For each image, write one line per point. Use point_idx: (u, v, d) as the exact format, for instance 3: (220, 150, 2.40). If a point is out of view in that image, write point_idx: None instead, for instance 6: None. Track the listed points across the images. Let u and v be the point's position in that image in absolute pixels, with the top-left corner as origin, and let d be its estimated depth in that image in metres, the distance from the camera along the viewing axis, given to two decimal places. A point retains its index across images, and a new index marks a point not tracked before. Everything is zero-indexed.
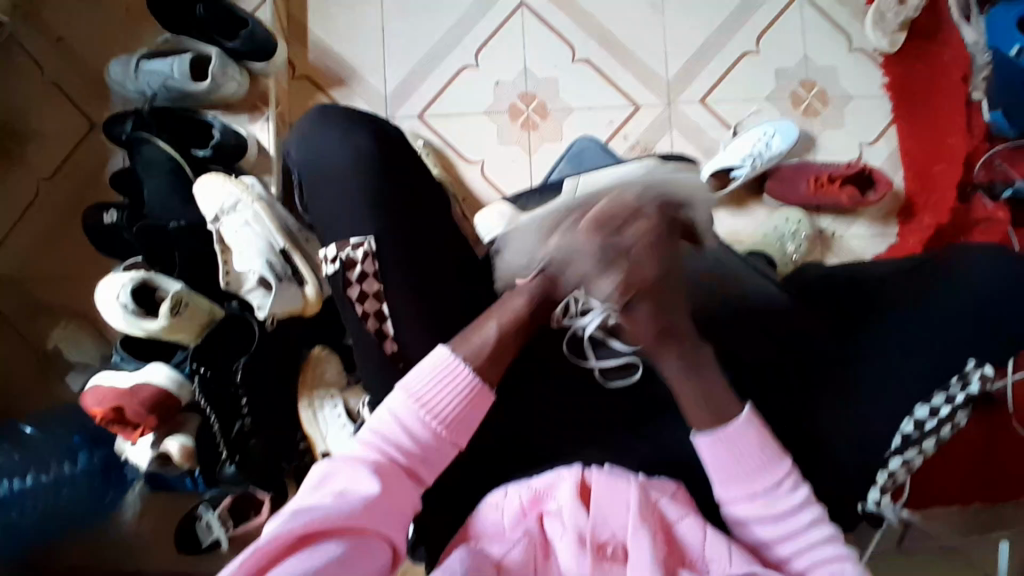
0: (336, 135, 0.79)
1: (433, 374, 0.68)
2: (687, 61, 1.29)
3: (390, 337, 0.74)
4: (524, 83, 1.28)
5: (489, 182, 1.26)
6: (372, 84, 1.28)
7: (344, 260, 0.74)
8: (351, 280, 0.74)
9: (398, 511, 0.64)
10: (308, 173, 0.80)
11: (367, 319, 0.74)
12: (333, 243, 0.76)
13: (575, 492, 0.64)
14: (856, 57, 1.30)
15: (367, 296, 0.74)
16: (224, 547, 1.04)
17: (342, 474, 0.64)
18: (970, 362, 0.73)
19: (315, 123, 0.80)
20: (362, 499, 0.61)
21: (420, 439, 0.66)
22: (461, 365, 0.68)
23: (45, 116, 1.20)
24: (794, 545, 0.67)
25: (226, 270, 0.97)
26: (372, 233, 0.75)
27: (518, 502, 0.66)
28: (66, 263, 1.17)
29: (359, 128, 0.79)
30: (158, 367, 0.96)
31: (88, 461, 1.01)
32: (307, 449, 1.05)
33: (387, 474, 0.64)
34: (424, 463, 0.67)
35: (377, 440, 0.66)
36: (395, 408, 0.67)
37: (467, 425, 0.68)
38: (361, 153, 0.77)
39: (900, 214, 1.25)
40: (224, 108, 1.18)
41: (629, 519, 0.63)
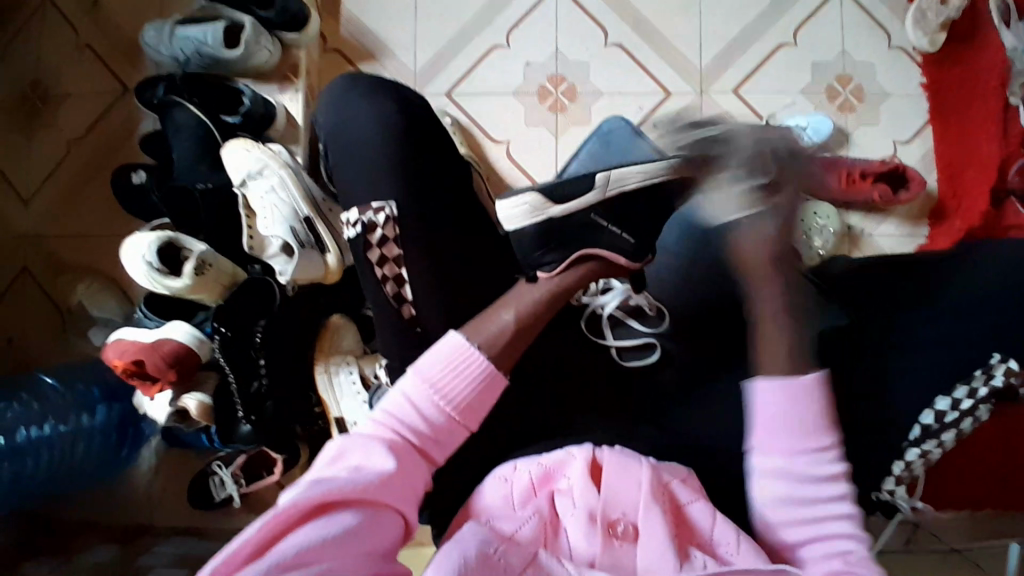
0: (359, 100, 0.79)
1: (449, 357, 0.68)
2: (720, 50, 1.27)
3: (408, 301, 0.76)
4: (554, 65, 1.27)
5: (514, 164, 1.25)
6: (402, 60, 1.28)
7: (366, 222, 0.75)
8: (372, 242, 0.75)
9: (410, 490, 0.63)
10: (337, 135, 0.80)
11: (386, 283, 0.76)
12: (355, 207, 0.77)
13: (586, 470, 0.64)
14: (895, 54, 1.27)
15: (387, 259, 0.76)
16: (236, 502, 1.07)
17: (356, 450, 0.63)
18: (994, 356, 0.73)
19: (347, 87, 0.80)
20: (376, 475, 0.61)
21: (433, 420, 0.66)
22: (475, 354, 0.68)
23: (78, 77, 1.22)
24: (806, 534, 0.65)
25: (251, 234, 0.98)
26: (397, 197, 0.76)
27: (528, 478, 0.65)
28: (94, 222, 1.19)
29: (383, 91, 0.79)
30: (179, 325, 0.97)
31: (105, 415, 1.03)
32: (322, 413, 1.06)
33: (401, 452, 0.64)
34: (437, 444, 0.66)
35: (390, 419, 0.66)
36: (410, 388, 0.66)
37: (479, 409, 0.68)
38: (386, 120, 0.78)
39: (932, 215, 1.22)
40: (254, 76, 1.18)
41: (641, 496, 0.62)
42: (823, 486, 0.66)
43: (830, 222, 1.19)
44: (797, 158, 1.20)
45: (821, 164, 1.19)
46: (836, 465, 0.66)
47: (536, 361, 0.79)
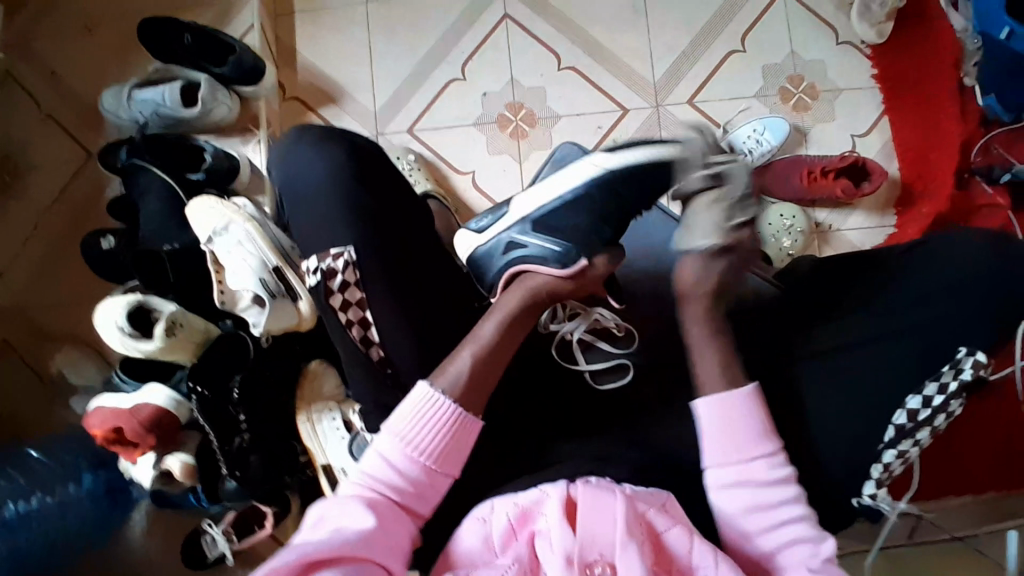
0: (309, 151, 0.81)
1: (415, 410, 0.68)
2: (673, 63, 1.29)
3: (375, 343, 0.75)
4: (510, 93, 1.29)
5: (480, 192, 1.27)
6: (361, 101, 1.30)
7: (325, 269, 0.75)
8: (333, 288, 0.74)
9: (396, 545, 0.63)
10: (288, 189, 0.82)
11: (352, 327, 0.75)
12: (314, 254, 0.77)
13: (562, 509, 0.63)
14: (843, 50, 1.29)
15: (350, 304, 0.75)
16: (229, 562, 1.06)
17: (334, 514, 0.64)
18: (961, 350, 0.73)
19: (291, 143, 0.83)
20: (357, 533, 0.61)
21: (410, 475, 0.67)
22: (441, 401, 0.68)
23: (40, 149, 1.24)
24: (777, 537, 0.67)
25: (221, 288, 0.98)
26: (351, 242, 0.76)
27: (506, 519, 0.64)
28: (67, 289, 1.20)
29: (335, 138, 0.82)
30: (159, 389, 0.96)
31: (92, 482, 1.02)
32: (308, 462, 1.06)
33: (381, 507, 0.64)
34: (419, 497, 0.67)
35: (367, 479, 0.66)
36: (386, 447, 0.67)
37: (454, 455, 0.68)
38: (333, 169, 0.79)
39: (899, 205, 1.23)
40: (216, 132, 1.20)
41: (617, 533, 0.62)
42: (776, 488, 0.68)
43: (797, 221, 1.20)
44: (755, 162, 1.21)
45: (780, 167, 1.22)
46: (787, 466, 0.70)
47: (508, 393, 0.79)
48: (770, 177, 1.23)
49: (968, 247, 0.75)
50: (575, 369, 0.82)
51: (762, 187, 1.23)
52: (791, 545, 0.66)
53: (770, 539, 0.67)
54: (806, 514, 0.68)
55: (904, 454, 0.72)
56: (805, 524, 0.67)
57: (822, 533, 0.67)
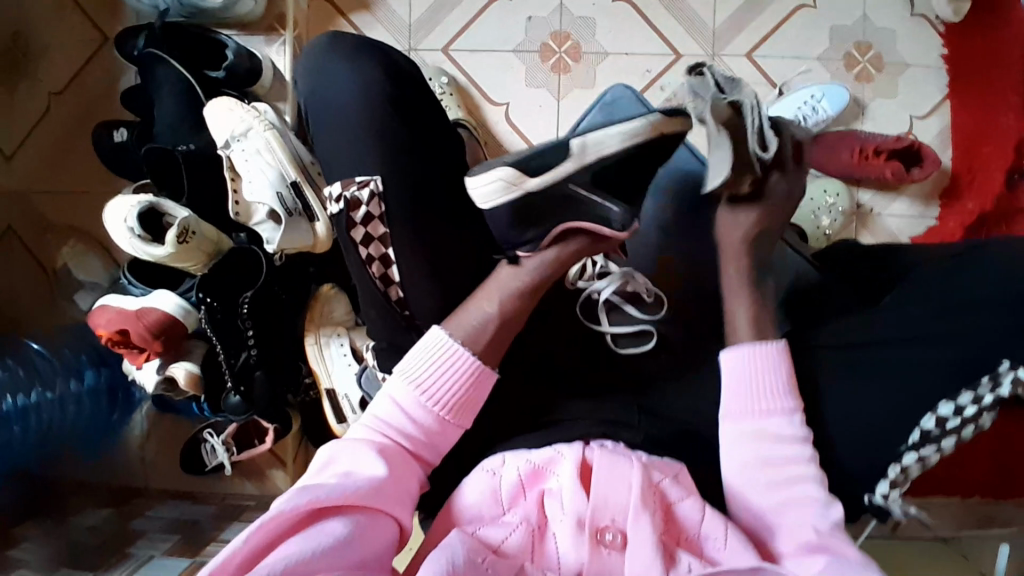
0: (342, 65, 0.74)
1: (432, 357, 0.67)
2: (736, 10, 1.19)
3: (395, 283, 0.72)
4: (557, 22, 1.20)
5: (514, 128, 1.20)
6: (395, 11, 1.20)
7: (348, 199, 0.71)
8: (356, 220, 0.71)
9: (405, 493, 0.63)
10: (316, 103, 0.76)
11: (372, 263, 0.72)
12: (338, 181, 0.73)
13: (576, 471, 0.63)
14: (916, 22, 1.18)
15: (371, 238, 0.72)
16: (229, 471, 1.07)
17: (345, 457, 0.63)
18: (1004, 363, 0.66)
19: (324, 50, 0.76)
20: (369, 478, 0.60)
21: (422, 423, 0.66)
22: (460, 352, 0.67)
23: (48, 21, 1.15)
24: (776, 498, 0.66)
25: (236, 199, 0.94)
26: (378, 172, 0.71)
27: (517, 475, 0.65)
28: (75, 182, 1.15)
29: (367, 53, 0.75)
30: (168, 294, 0.94)
31: (95, 380, 1.00)
32: (312, 384, 1.08)
33: (391, 454, 0.63)
34: (430, 446, 0.66)
35: (379, 424, 0.65)
36: (399, 394, 0.66)
37: (469, 407, 0.67)
38: (369, 88, 0.73)
39: (943, 195, 1.18)
40: (239, 27, 1.12)
41: (631, 500, 0.61)
42: (790, 448, 0.67)
43: (839, 200, 1.15)
44: (810, 129, 1.13)
45: (832, 139, 1.14)
46: (804, 427, 0.68)
47: (526, 349, 0.77)
48: (820, 148, 1.14)
49: None
50: (597, 330, 0.80)
51: (813, 158, 1.15)
52: (790, 506, 0.65)
53: (775, 514, 0.65)
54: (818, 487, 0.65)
55: (925, 458, 0.69)
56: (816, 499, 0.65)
57: (828, 496, 0.65)
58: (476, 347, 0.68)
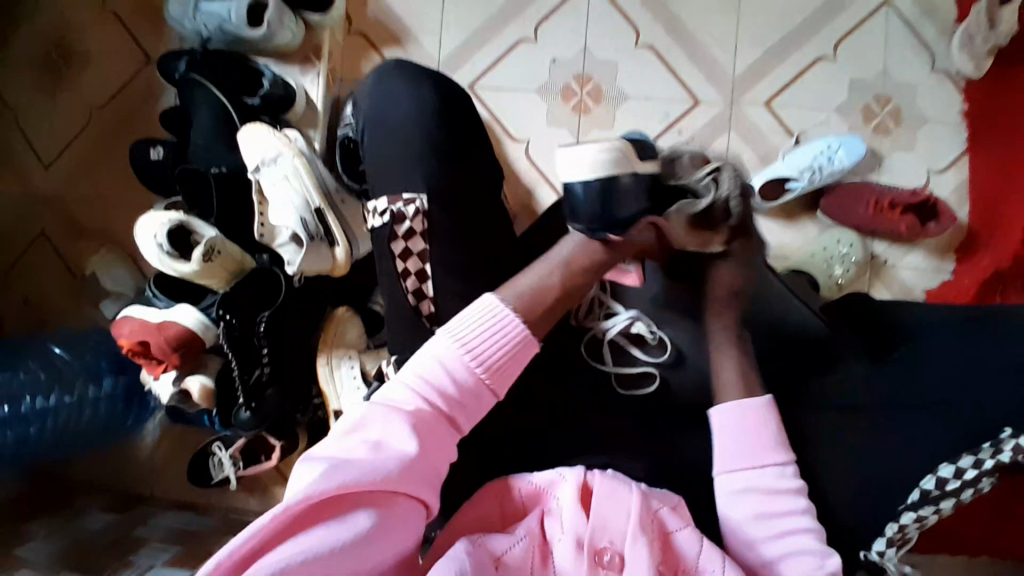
0: (400, 95, 0.79)
1: (482, 320, 0.63)
2: (756, 60, 1.22)
3: (428, 298, 0.74)
4: (580, 64, 1.24)
5: (532, 164, 1.23)
6: (425, 48, 1.25)
7: (395, 213, 0.74)
8: (398, 233, 0.74)
9: (434, 466, 0.59)
10: (369, 125, 0.80)
11: (409, 278, 0.74)
12: (384, 196, 0.76)
13: (576, 493, 0.64)
14: (939, 78, 1.20)
15: (410, 254, 0.74)
16: (233, 485, 1.09)
17: (378, 421, 0.59)
18: (1004, 431, 0.70)
19: (383, 78, 0.81)
20: (398, 460, 0.57)
21: (462, 387, 0.61)
22: (511, 316, 0.63)
23: (99, 41, 1.22)
24: (780, 546, 0.66)
25: (262, 221, 0.98)
26: (425, 190, 0.75)
27: (519, 495, 0.66)
28: (110, 193, 1.20)
29: (426, 82, 0.80)
30: (188, 309, 0.97)
31: (112, 386, 1.03)
32: (320, 403, 1.09)
33: (427, 421, 0.59)
34: (467, 411, 0.62)
35: (416, 385, 0.61)
36: (442, 352, 0.61)
37: (511, 376, 0.63)
38: (416, 117, 0.78)
39: (958, 250, 1.18)
40: (277, 58, 1.17)
41: (629, 525, 0.62)
42: (787, 504, 0.67)
43: (852, 251, 1.16)
44: (824, 180, 1.15)
45: (848, 190, 1.16)
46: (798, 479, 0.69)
47: (532, 384, 0.79)
48: (832, 201, 1.17)
49: None
50: (601, 369, 0.80)
51: (823, 209, 1.17)
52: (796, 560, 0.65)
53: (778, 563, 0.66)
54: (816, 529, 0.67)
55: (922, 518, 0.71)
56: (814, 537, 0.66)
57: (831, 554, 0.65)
58: (523, 311, 0.65)
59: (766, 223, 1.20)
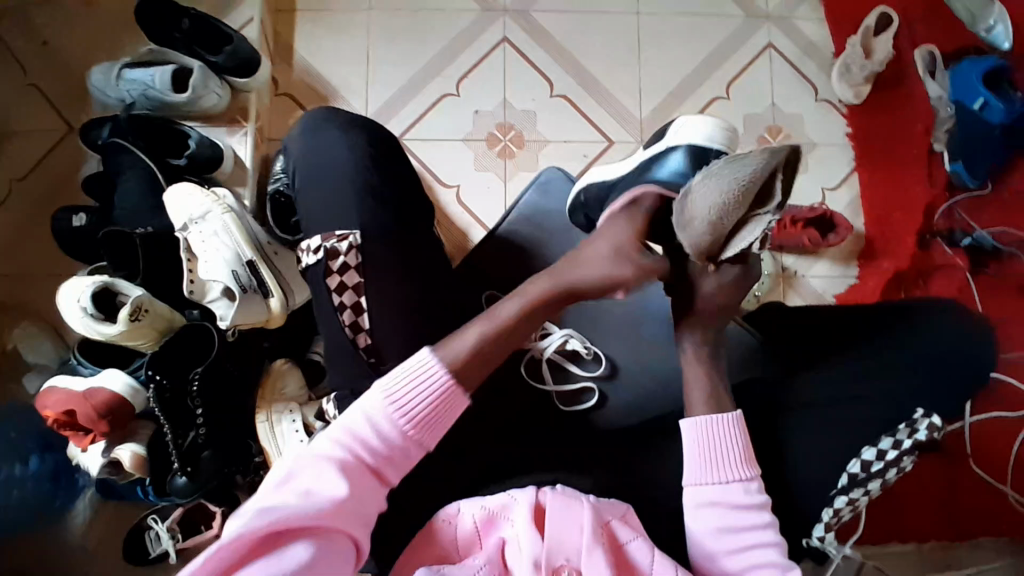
0: (331, 140, 0.84)
1: (409, 371, 0.67)
2: (661, 101, 1.34)
3: (364, 331, 0.76)
4: (502, 113, 1.32)
5: (465, 207, 1.28)
6: (354, 105, 1.31)
7: (327, 249, 0.76)
8: (332, 269, 0.76)
9: (362, 514, 0.63)
10: (303, 170, 0.84)
11: (345, 310, 0.76)
12: (317, 235, 0.78)
13: (531, 516, 0.65)
14: (822, 106, 1.35)
15: (346, 287, 0.76)
16: (172, 559, 1.02)
17: (305, 472, 0.62)
18: (919, 411, 0.77)
19: (315, 125, 0.86)
20: (328, 501, 0.60)
21: (388, 438, 0.65)
22: (438, 369, 0.67)
23: (19, 115, 1.21)
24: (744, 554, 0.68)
25: (192, 278, 0.95)
26: (358, 226, 0.78)
27: (472, 521, 0.66)
28: (31, 265, 1.16)
29: (355, 126, 0.85)
30: (116, 373, 0.94)
31: (38, 466, 1.00)
32: (262, 463, 1.04)
33: (351, 472, 0.63)
34: (391, 464, 0.65)
35: (348, 438, 0.64)
36: (371, 410, 0.65)
37: (437, 427, 0.67)
38: (347, 163, 0.82)
39: (860, 257, 1.29)
40: (203, 120, 1.19)
41: (584, 539, 0.63)
42: (753, 514, 0.70)
43: (765, 264, 1.25)
44: None
45: None
46: (762, 493, 0.72)
47: (478, 409, 0.80)
48: None
49: None
50: (542, 389, 0.85)
51: None
52: (758, 567, 0.68)
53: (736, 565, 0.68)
54: (778, 540, 0.69)
55: (854, 501, 0.77)
56: (776, 550, 0.69)
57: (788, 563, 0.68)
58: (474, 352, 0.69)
59: None
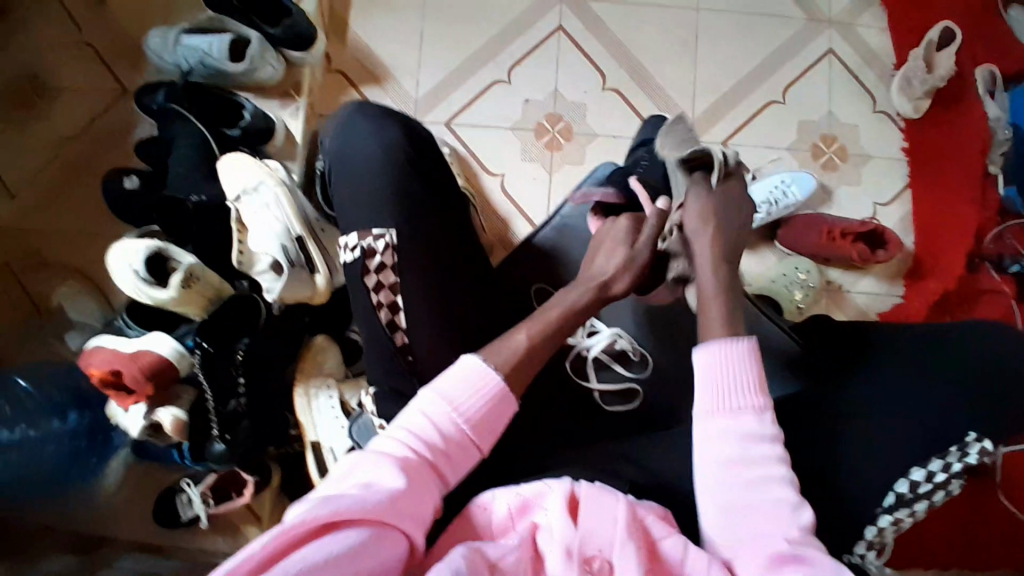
0: (368, 129, 0.82)
1: (462, 373, 0.69)
2: (714, 102, 1.32)
3: (401, 329, 0.75)
4: (552, 104, 1.30)
5: (508, 197, 1.27)
6: (403, 86, 1.30)
7: (364, 248, 0.76)
8: (369, 268, 0.76)
9: (422, 510, 0.62)
10: (344, 158, 0.82)
11: (381, 309, 0.75)
12: (354, 232, 0.78)
13: (565, 504, 0.64)
14: (879, 118, 1.32)
15: (382, 286, 0.76)
16: (202, 523, 1.05)
17: (366, 467, 0.63)
18: (970, 435, 0.73)
19: (358, 113, 0.84)
20: (388, 492, 0.60)
21: (447, 438, 0.66)
22: (488, 372, 0.69)
23: (74, 75, 1.22)
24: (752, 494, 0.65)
25: (241, 249, 0.97)
26: (394, 226, 0.77)
27: (507, 506, 0.66)
28: (80, 225, 1.18)
29: (395, 119, 0.84)
30: (164, 337, 0.95)
31: (77, 422, 1.01)
32: (296, 436, 1.07)
33: (414, 469, 0.63)
34: (450, 463, 0.66)
35: (408, 436, 0.66)
36: (429, 410, 0.67)
37: (492, 427, 0.68)
38: (405, 147, 0.82)
39: (907, 275, 1.26)
40: (256, 91, 1.19)
41: (617, 533, 0.63)
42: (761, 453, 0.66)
43: (810, 276, 1.23)
44: (780, 213, 1.24)
45: (801, 222, 1.25)
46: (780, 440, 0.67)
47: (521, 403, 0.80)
48: (788, 231, 1.25)
49: (989, 340, 0.79)
50: (586, 387, 0.86)
51: (779, 239, 1.25)
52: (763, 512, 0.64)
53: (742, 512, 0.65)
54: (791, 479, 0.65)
55: (898, 521, 0.72)
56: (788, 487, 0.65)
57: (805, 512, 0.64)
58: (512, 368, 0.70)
59: None
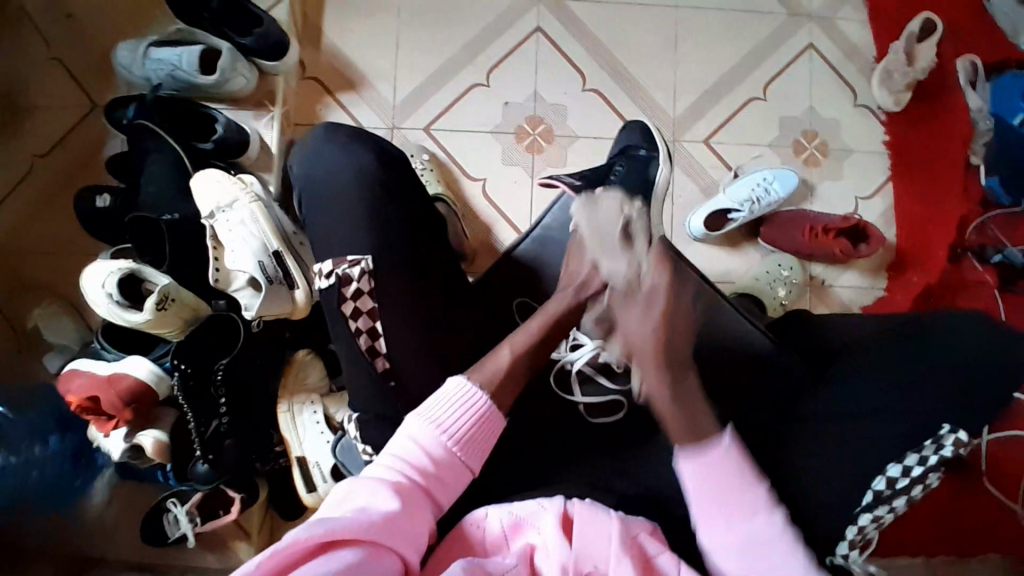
0: (337, 149, 0.81)
1: (451, 395, 0.69)
2: (695, 100, 1.31)
3: (382, 355, 0.75)
4: (532, 106, 1.29)
5: (490, 201, 1.26)
6: (380, 92, 1.28)
7: (340, 276, 0.75)
8: (346, 295, 0.75)
9: (417, 534, 0.61)
10: (317, 179, 0.81)
11: (360, 336, 0.74)
12: (328, 259, 0.77)
13: (557, 522, 0.64)
14: (860, 112, 1.32)
15: (361, 312, 0.75)
16: (189, 542, 1.03)
17: (360, 492, 0.62)
18: (945, 426, 0.72)
19: (325, 135, 0.82)
20: (382, 514, 0.59)
21: (440, 459, 0.66)
22: (478, 391, 0.69)
23: (42, 89, 1.19)
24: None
25: (216, 266, 0.95)
26: (369, 253, 0.76)
27: (499, 526, 0.65)
28: (55, 244, 1.16)
29: (368, 139, 0.82)
30: (141, 361, 0.94)
31: (59, 445, 1.00)
32: (282, 451, 1.06)
33: (407, 492, 0.63)
34: (443, 485, 0.66)
35: (400, 461, 0.65)
36: (419, 432, 0.67)
37: (482, 447, 0.69)
38: (378, 163, 0.80)
39: (890, 269, 1.26)
40: (230, 102, 1.17)
41: (612, 550, 0.63)
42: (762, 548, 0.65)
43: (794, 273, 1.23)
44: (764, 210, 1.23)
45: (783, 219, 1.24)
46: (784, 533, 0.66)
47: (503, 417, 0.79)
48: (771, 228, 1.24)
49: (969, 341, 0.78)
50: (570, 400, 0.83)
51: (763, 237, 1.25)
52: None
53: None
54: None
55: (878, 519, 0.72)
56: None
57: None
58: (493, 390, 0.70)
59: (714, 250, 1.27)
